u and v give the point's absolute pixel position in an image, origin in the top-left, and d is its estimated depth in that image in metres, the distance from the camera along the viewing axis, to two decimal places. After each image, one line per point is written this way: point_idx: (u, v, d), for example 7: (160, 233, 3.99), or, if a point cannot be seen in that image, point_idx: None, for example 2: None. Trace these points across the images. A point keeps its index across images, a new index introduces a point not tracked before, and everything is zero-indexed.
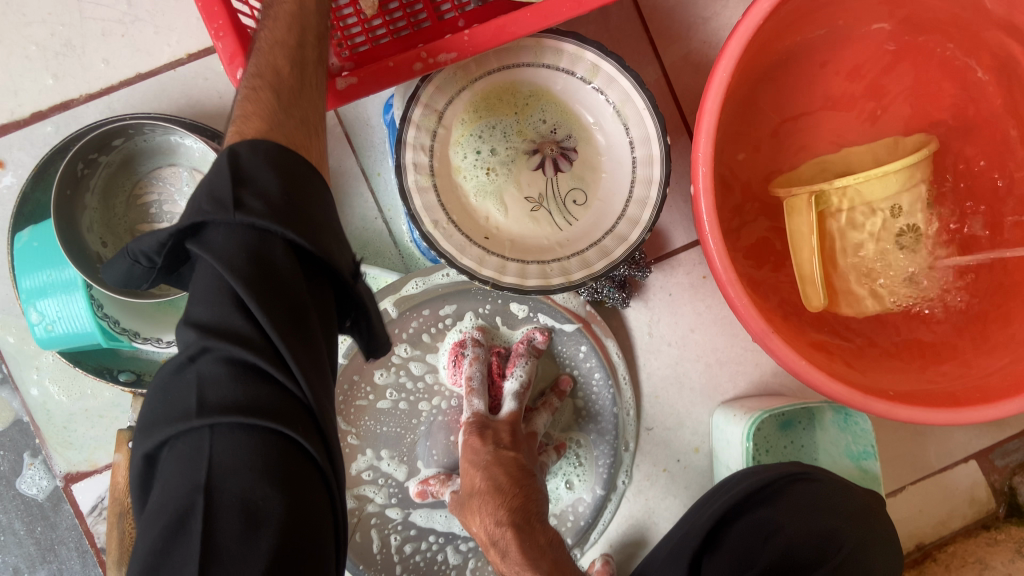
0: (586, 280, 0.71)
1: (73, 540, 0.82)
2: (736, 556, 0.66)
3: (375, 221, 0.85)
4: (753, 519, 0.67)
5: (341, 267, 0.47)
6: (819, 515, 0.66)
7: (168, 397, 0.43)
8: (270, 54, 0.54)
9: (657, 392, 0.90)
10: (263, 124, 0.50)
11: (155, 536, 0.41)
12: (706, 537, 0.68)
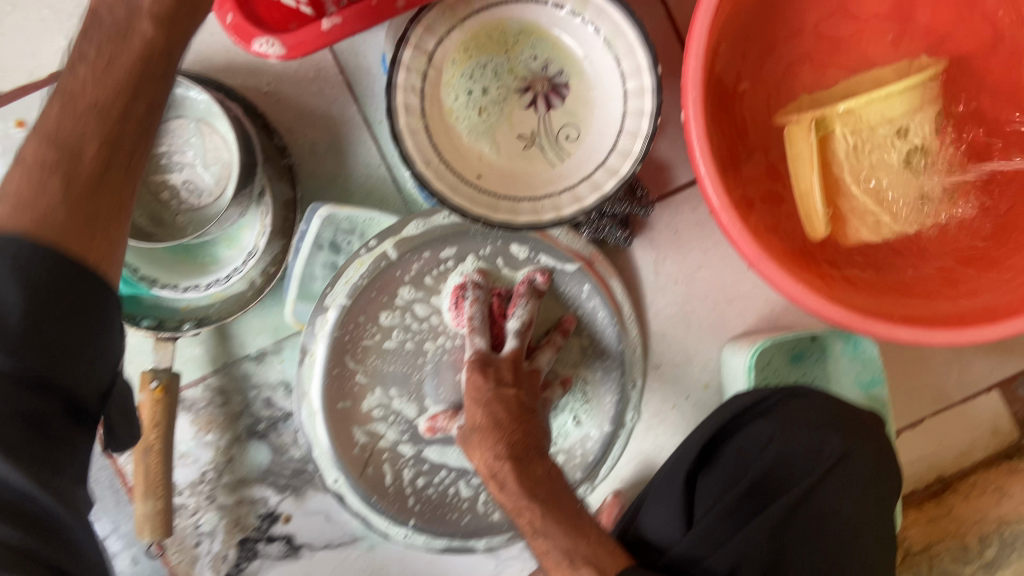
0: (577, 215, 0.72)
1: (106, 480, 0.85)
2: (732, 470, 0.68)
3: (378, 167, 0.87)
4: (756, 426, 0.69)
5: (81, 395, 0.46)
6: (816, 423, 0.68)
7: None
8: (94, 90, 0.49)
9: (665, 329, 0.90)
10: (33, 213, 0.45)
11: None
12: (705, 449, 0.69)
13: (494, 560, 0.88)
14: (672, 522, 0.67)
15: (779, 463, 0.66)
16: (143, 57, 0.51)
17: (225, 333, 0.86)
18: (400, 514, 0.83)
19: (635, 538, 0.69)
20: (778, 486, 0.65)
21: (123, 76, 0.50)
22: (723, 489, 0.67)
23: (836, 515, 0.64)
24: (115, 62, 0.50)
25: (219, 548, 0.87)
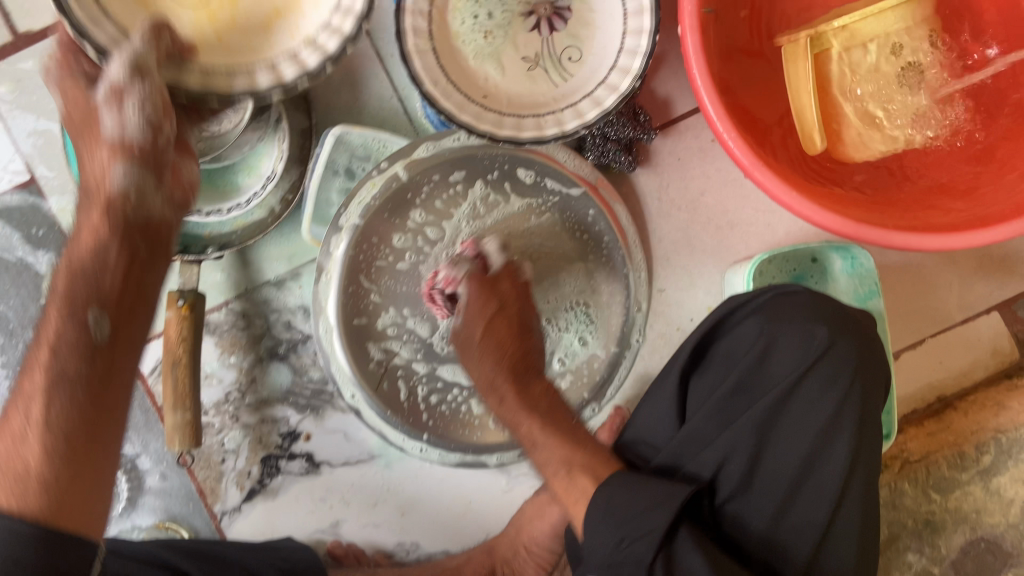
0: (579, 129, 0.75)
1: (137, 400, 0.90)
2: (721, 372, 0.71)
3: (391, 100, 0.90)
4: (742, 330, 0.71)
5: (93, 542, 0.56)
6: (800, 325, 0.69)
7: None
8: (89, 253, 0.59)
9: (669, 254, 0.92)
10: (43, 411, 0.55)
11: None
12: (694, 352, 0.73)
13: (505, 476, 0.92)
14: (663, 427, 0.72)
15: (758, 368, 0.69)
16: (117, 275, 0.60)
17: (246, 258, 0.90)
18: (414, 428, 0.86)
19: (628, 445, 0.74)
20: (756, 391, 0.68)
21: (117, 348, 0.59)
22: (709, 391, 0.71)
23: (811, 420, 0.67)
24: (111, 243, 0.60)
25: (243, 465, 0.91)
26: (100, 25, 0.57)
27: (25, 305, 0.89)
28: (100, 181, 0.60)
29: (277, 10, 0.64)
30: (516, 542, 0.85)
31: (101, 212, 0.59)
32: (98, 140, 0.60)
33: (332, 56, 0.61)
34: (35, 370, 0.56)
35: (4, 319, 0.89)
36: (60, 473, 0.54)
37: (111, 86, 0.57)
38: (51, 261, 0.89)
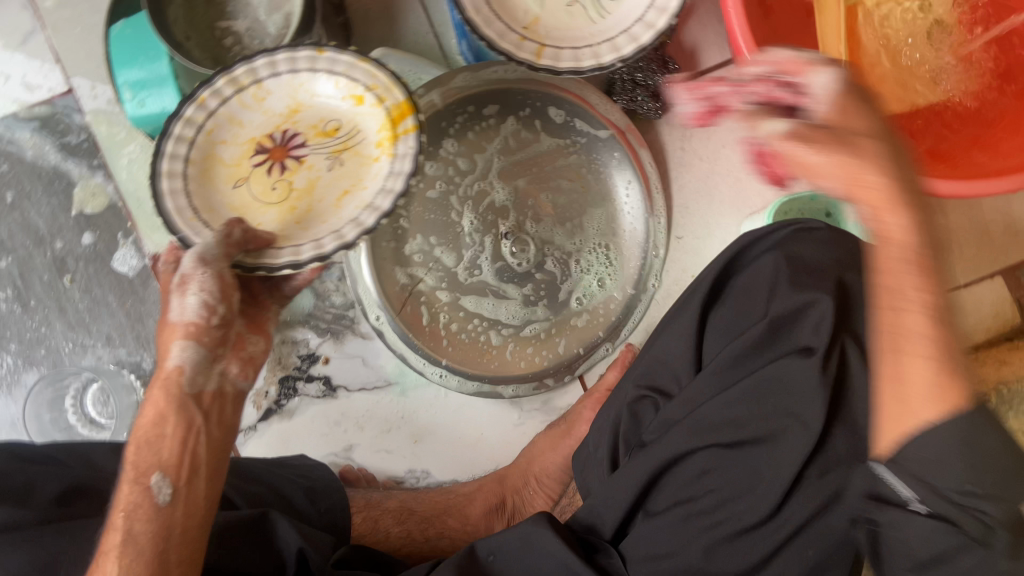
0: (616, 63, 0.77)
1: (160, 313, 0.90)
2: (739, 306, 0.70)
3: (426, 35, 0.92)
4: (761, 264, 0.71)
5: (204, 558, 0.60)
6: (818, 259, 0.69)
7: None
8: (150, 425, 0.60)
9: (687, 203, 0.95)
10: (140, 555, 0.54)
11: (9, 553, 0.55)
12: (710, 291, 0.72)
13: (517, 411, 0.94)
14: (681, 360, 0.71)
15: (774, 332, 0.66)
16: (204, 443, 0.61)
17: None
18: (434, 354, 0.88)
19: (647, 378, 0.74)
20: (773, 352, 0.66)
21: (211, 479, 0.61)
22: (728, 329, 0.70)
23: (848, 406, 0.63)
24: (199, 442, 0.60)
25: (261, 385, 0.92)
26: (185, 217, 0.59)
27: (55, 214, 0.91)
28: (164, 360, 0.61)
29: (308, 205, 0.63)
30: (528, 473, 0.86)
31: (163, 392, 0.60)
32: (169, 321, 0.61)
33: (370, 229, 0.58)
34: (110, 530, 0.55)
35: (34, 226, 0.91)
36: (144, 573, 0.53)
37: (184, 274, 0.58)
38: (82, 171, 0.90)
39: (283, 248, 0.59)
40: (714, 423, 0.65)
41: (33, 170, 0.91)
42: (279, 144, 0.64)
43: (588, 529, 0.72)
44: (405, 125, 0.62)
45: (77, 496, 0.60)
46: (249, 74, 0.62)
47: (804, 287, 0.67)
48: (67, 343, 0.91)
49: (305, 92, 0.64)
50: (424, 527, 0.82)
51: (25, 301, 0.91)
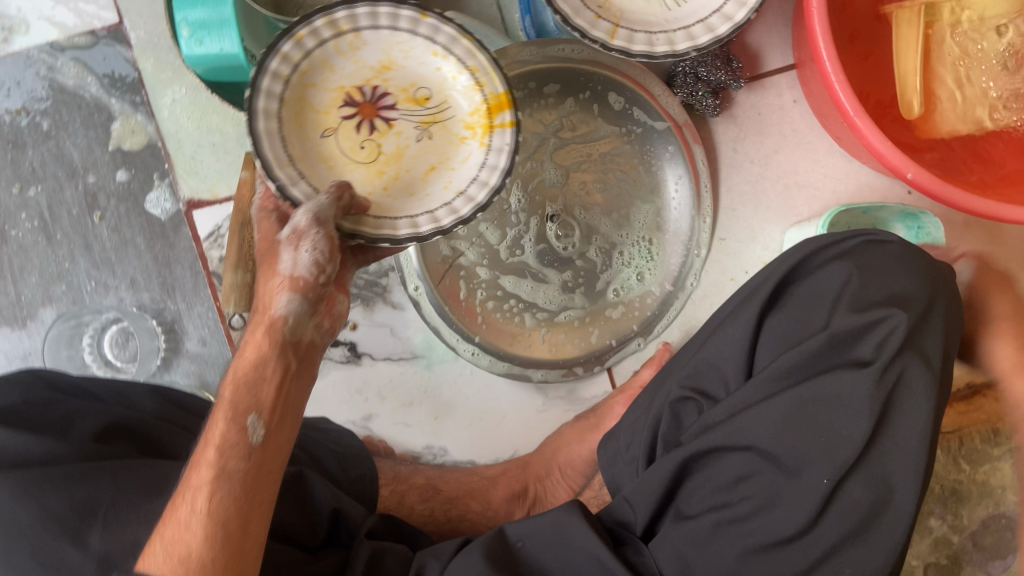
0: (689, 52, 0.76)
1: (189, 261, 0.88)
2: (802, 313, 0.64)
3: (490, 7, 0.90)
4: (831, 269, 0.64)
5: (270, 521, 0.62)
6: (895, 274, 0.63)
7: (39, 415, 0.59)
8: (248, 366, 0.56)
9: (734, 205, 0.94)
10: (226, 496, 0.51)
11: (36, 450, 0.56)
12: (773, 292, 0.65)
13: (541, 397, 0.92)
14: (730, 363, 0.65)
15: (856, 331, 0.60)
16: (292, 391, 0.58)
17: None
18: (467, 330, 0.87)
19: (691, 375, 0.67)
20: (846, 352, 0.61)
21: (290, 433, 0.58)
22: (787, 336, 0.64)
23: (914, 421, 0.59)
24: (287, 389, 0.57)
25: None
26: (281, 166, 0.58)
27: (91, 147, 0.88)
28: (265, 307, 0.57)
29: (396, 172, 0.63)
30: (551, 462, 0.84)
31: (257, 341, 0.57)
32: (274, 271, 0.57)
33: (465, 220, 0.60)
34: (198, 465, 0.53)
35: (67, 157, 0.88)
36: (232, 516, 0.51)
37: (297, 227, 0.55)
38: (123, 106, 0.87)
39: (389, 223, 0.60)
40: (754, 430, 0.61)
41: (71, 100, 0.87)
42: (368, 99, 0.63)
43: (620, 523, 0.68)
44: (500, 117, 0.62)
45: (114, 434, 0.61)
46: (348, 19, 0.59)
47: (874, 302, 0.61)
48: (90, 281, 0.88)
49: (400, 52, 0.62)
50: (446, 508, 0.82)
51: (51, 233, 0.88)
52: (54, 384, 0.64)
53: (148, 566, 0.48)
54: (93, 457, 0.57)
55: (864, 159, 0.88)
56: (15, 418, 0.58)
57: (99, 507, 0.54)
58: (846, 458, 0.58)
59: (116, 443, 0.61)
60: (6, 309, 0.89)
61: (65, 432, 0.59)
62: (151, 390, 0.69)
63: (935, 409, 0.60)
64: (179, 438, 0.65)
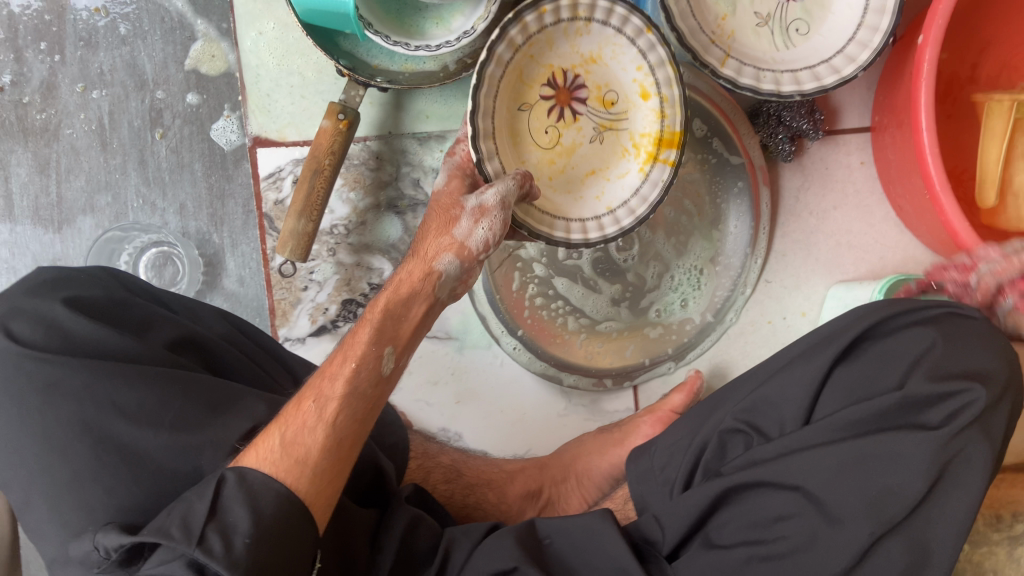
0: (794, 95, 0.77)
1: (243, 198, 0.86)
2: (875, 369, 0.65)
3: None
4: (913, 333, 0.66)
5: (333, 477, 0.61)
6: (975, 350, 0.65)
7: (117, 312, 0.59)
8: (401, 293, 0.63)
9: (786, 250, 0.94)
10: (345, 421, 0.56)
11: (98, 335, 0.55)
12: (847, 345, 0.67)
13: (564, 402, 0.91)
14: (791, 406, 0.66)
15: (925, 398, 0.61)
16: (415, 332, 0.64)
17: (400, 104, 0.87)
18: (513, 322, 0.88)
19: (746, 410, 0.68)
20: (907, 416, 0.62)
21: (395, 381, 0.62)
22: (854, 390, 0.65)
23: (970, 487, 0.60)
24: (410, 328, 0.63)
25: (323, 300, 0.87)
26: (485, 137, 0.62)
27: (167, 63, 0.85)
28: (428, 259, 0.64)
29: (564, 165, 0.68)
30: (570, 469, 0.84)
31: (412, 285, 0.63)
32: (447, 232, 0.63)
33: (608, 240, 0.66)
34: (333, 377, 0.57)
35: (140, 67, 0.85)
36: (345, 437, 0.55)
37: (482, 203, 0.61)
38: (209, 29, 0.85)
39: (549, 222, 0.65)
40: (808, 473, 0.61)
41: (154, 10, 0.84)
42: (567, 85, 0.66)
43: (645, 539, 0.68)
44: (665, 151, 0.67)
45: (185, 348, 0.60)
46: (587, 7, 0.63)
47: (951, 374, 0.62)
48: (138, 199, 0.86)
49: (610, 51, 0.66)
50: (466, 492, 0.81)
51: (106, 141, 0.85)
52: (129, 287, 0.63)
53: (263, 457, 0.51)
54: (166, 363, 0.56)
55: (920, 233, 0.90)
56: (95, 312, 0.57)
57: (168, 411, 0.52)
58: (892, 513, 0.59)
59: (185, 357, 0.59)
60: (44, 209, 0.85)
61: (141, 335, 0.58)
62: (218, 314, 0.67)
63: (986, 483, 0.61)
64: (242, 365, 0.63)
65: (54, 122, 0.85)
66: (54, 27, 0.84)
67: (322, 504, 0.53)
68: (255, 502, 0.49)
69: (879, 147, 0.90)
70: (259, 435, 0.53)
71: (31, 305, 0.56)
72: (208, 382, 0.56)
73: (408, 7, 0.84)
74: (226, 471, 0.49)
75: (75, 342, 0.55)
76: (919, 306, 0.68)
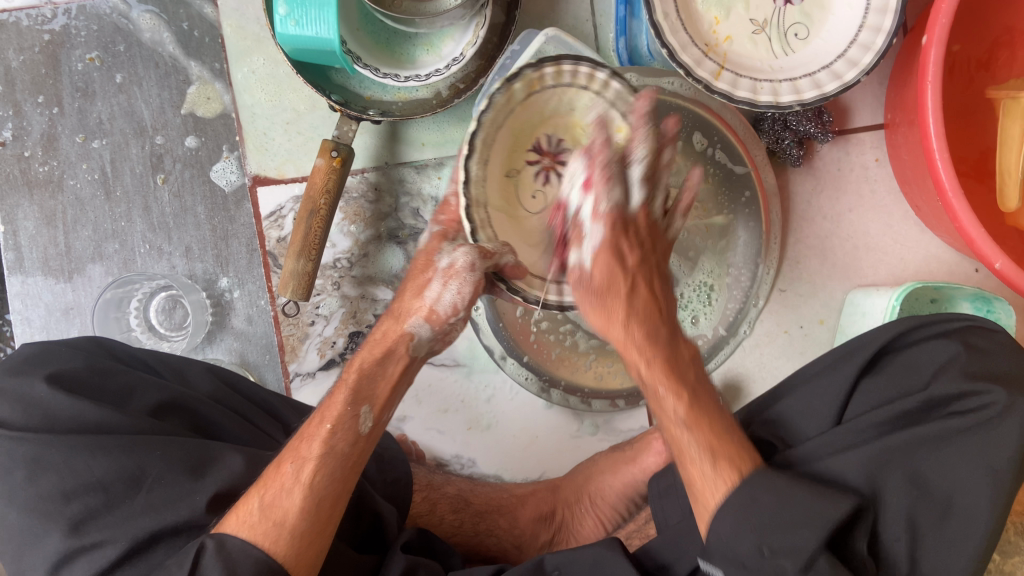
0: (793, 106, 0.75)
1: (246, 237, 0.86)
2: (897, 380, 0.62)
3: (585, 23, 0.88)
4: (935, 343, 0.62)
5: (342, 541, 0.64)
6: (1004, 359, 0.59)
7: (100, 381, 0.62)
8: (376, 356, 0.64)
9: (799, 257, 0.92)
10: (319, 481, 0.57)
11: (74, 413, 0.58)
12: (871, 355, 0.63)
13: (577, 423, 0.90)
14: (816, 418, 0.63)
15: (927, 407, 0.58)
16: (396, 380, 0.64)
17: (396, 134, 0.87)
18: (518, 347, 0.87)
19: (772, 424, 0.66)
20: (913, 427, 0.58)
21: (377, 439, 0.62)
22: (882, 398, 0.61)
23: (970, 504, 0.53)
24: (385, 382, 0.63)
25: (330, 334, 0.87)
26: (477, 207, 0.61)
27: (164, 108, 0.86)
28: (402, 319, 0.65)
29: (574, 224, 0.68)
30: (583, 490, 0.83)
31: (386, 344, 0.64)
32: (419, 295, 0.64)
33: None
34: (311, 439, 0.59)
35: (138, 114, 0.86)
36: (325, 496, 0.57)
37: (452, 264, 0.62)
38: (202, 71, 0.85)
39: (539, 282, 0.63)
40: (848, 480, 0.56)
41: (148, 55, 0.85)
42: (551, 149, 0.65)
43: (658, 566, 0.63)
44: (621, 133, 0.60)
45: (168, 412, 0.63)
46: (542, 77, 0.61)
47: (974, 375, 0.57)
48: (144, 244, 0.87)
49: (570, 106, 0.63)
50: (475, 521, 0.82)
51: (110, 189, 0.86)
52: (113, 354, 0.67)
53: (242, 522, 0.54)
54: (148, 429, 0.60)
55: (939, 234, 0.86)
56: (76, 384, 0.60)
57: (144, 479, 0.56)
58: (915, 515, 0.54)
59: (168, 420, 0.63)
60: (54, 259, 0.87)
61: (121, 404, 0.61)
62: (207, 369, 0.71)
63: (1006, 497, 0.54)
64: (227, 418, 0.66)
65: (57, 174, 0.86)
66: (51, 80, 0.86)
67: (302, 566, 0.55)
68: (232, 569, 0.51)
69: (893, 145, 0.86)
70: (241, 498, 0.56)
71: (10, 385, 0.59)
72: (185, 443, 0.59)
73: (398, 35, 0.83)
74: (206, 538, 0.52)
75: (55, 417, 0.58)
76: (940, 318, 0.64)
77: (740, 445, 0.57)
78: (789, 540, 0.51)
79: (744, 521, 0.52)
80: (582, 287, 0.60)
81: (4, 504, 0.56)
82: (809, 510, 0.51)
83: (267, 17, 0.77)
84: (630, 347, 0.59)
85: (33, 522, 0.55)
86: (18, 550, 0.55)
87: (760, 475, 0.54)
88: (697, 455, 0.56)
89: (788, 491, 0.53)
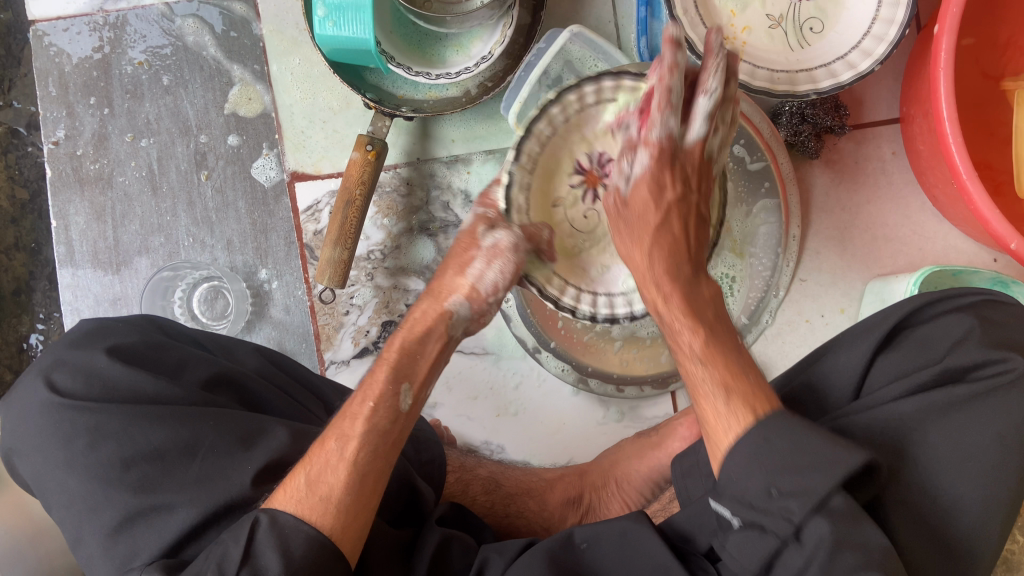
0: (810, 94, 0.78)
1: (284, 230, 0.90)
2: (916, 352, 0.63)
3: (607, 24, 0.92)
4: (950, 319, 0.64)
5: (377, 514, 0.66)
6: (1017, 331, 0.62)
7: (155, 356, 0.65)
8: (415, 338, 0.67)
9: (820, 248, 0.94)
10: (355, 460, 0.59)
11: (130, 383, 0.62)
12: (890, 330, 0.65)
13: (604, 411, 0.93)
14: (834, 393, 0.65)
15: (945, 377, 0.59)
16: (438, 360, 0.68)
17: (428, 131, 0.91)
18: (547, 334, 0.90)
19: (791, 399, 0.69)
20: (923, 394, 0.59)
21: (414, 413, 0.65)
22: (899, 373, 0.63)
23: (986, 458, 0.55)
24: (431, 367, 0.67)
25: (364, 322, 0.90)
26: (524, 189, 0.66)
27: (208, 108, 0.90)
28: (441, 298, 0.69)
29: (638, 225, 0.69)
30: (610, 475, 0.85)
31: (425, 324, 0.67)
32: (460, 274, 0.68)
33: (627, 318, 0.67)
34: (354, 417, 0.61)
35: (183, 114, 0.90)
36: (368, 472, 0.59)
37: (497, 244, 0.65)
38: (244, 73, 0.90)
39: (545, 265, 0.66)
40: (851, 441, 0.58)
41: (193, 59, 0.90)
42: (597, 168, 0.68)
43: (684, 538, 0.63)
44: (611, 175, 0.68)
45: (219, 385, 0.67)
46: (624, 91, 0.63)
47: (996, 347, 0.59)
48: (188, 237, 0.91)
49: None
50: (506, 503, 0.84)
51: (156, 185, 0.91)
52: (166, 331, 0.71)
53: (289, 497, 0.56)
54: (198, 401, 0.63)
55: (957, 222, 0.88)
56: (133, 357, 0.64)
57: (196, 448, 0.60)
58: (927, 473, 0.56)
59: (217, 393, 0.66)
60: (103, 252, 0.92)
61: (175, 377, 0.65)
62: (254, 350, 0.74)
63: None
64: (271, 394, 0.69)
65: (107, 171, 0.91)
66: (101, 82, 0.91)
67: (348, 540, 0.56)
68: (284, 544, 0.53)
69: (910, 137, 0.89)
70: (286, 477, 0.58)
71: (74, 358, 0.64)
72: (233, 417, 0.63)
73: (430, 37, 0.87)
74: (259, 514, 0.54)
75: (112, 386, 0.62)
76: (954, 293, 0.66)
77: (757, 386, 0.57)
78: (799, 481, 0.49)
79: (762, 452, 0.51)
80: (614, 212, 0.64)
81: (66, 470, 0.59)
82: (819, 456, 0.49)
83: (307, 20, 0.82)
84: (650, 282, 0.63)
85: (90, 487, 0.58)
86: (78, 514, 0.58)
87: (773, 416, 0.53)
88: (709, 389, 0.58)
89: (801, 438, 0.50)
